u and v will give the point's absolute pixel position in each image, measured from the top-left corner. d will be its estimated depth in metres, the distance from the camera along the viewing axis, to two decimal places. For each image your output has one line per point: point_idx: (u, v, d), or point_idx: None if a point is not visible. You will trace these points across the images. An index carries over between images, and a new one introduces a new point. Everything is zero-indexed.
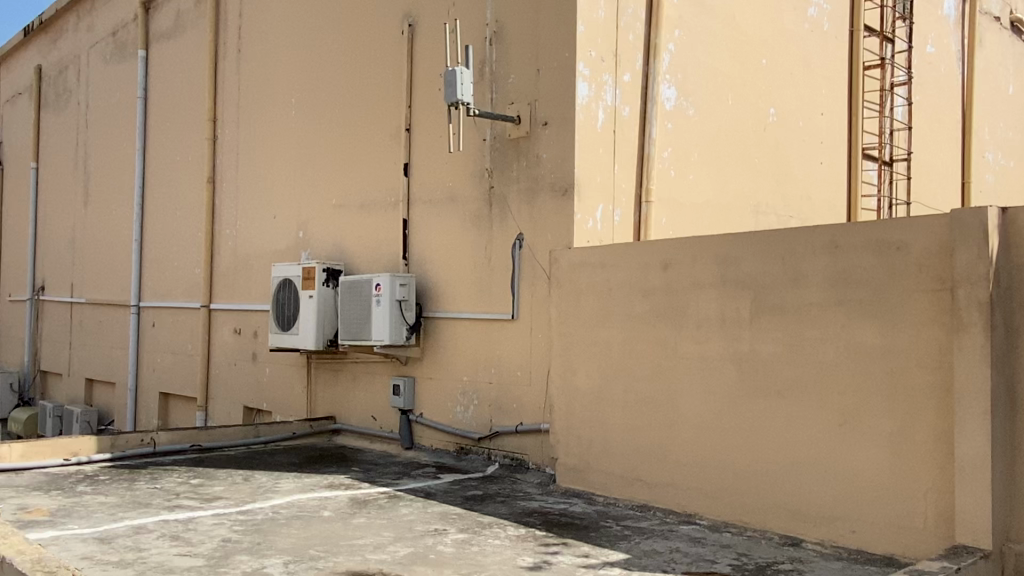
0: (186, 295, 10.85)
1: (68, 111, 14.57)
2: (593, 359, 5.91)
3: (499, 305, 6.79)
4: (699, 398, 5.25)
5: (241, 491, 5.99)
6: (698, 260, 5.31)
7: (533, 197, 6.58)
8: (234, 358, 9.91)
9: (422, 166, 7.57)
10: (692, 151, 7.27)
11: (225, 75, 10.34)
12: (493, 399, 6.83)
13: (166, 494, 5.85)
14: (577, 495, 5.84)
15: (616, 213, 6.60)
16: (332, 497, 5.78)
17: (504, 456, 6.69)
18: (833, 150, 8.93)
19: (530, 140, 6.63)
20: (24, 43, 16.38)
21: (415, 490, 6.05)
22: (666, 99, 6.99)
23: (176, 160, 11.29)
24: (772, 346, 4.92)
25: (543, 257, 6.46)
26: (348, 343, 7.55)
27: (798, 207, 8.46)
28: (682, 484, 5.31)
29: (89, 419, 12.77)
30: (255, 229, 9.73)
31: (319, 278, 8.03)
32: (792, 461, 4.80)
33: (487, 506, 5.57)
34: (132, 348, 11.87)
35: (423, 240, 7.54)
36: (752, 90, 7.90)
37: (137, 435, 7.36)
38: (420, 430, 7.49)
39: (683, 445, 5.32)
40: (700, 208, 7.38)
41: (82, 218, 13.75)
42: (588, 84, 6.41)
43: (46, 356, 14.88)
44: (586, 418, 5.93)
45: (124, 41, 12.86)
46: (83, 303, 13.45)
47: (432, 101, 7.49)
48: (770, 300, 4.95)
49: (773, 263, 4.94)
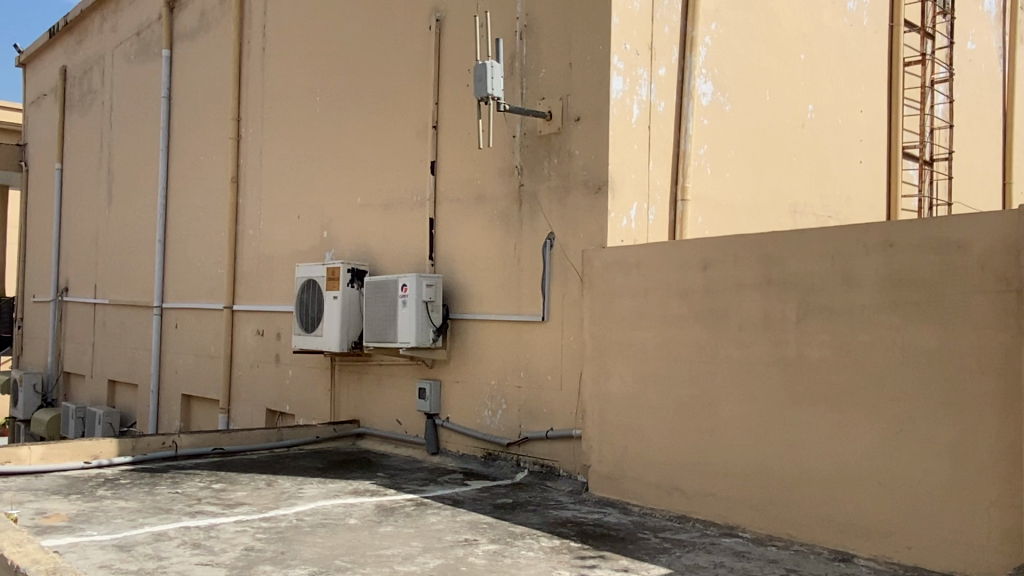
0: (209, 296, 10.74)
1: (92, 111, 14.55)
2: (628, 363, 5.69)
3: (529, 307, 6.58)
4: (741, 405, 5.02)
5: (264, 497, 5.81)
6: (740, 260, 5.08)
7: (564, 195, 6.37)
8: (258, 359, 9.77)
9: (450, 165, 7.38)
10: (729, 148, 7.03)
11: (249, 73, 10.21)
12: (522, 403, 6.62)
13: (187, 499, 5.68)
14: (611, 505, 5.62)
15: (651, 212, 6.38)
16: (357, 504, 5.59)
17: (534, 463, 6.47)
18: (872, 148, 8.65)
19: (561, 136, 6.42)
20: (50, 44, 16.42)
21: (443, 497, 5.85)
22: (703, 94, 6.76)
23: (199, 160, 11.19)
24: (820, 350, 4.68)
25: (575, 256, 6.24)
26: (373, 345, 7.37)
27: (837, 206, 8.19)
28: (723, 494, 5.08)
29: (111, 420, 12.70)
30: (279, 229, 9.59)
31: (343, 279, 7.86)
32: (842, 472, 4.56)
33: (519, 515, 5.35)
34: (155, 349, 11.78)
35: (450, 240, 7.35)
36: (790, 86, 7.65)
37: (158, 438, 7.20)
38: (446, 435, 7.30)
39: (724, 454, 5.09)
40: (737, 207, 7.13)
41: (105, 218, 13.71)
42: (622, 78, 6.19)
43: (69, 357, 14.85)
44: (620, 425, 5.70)
45: (148, 40, 12.80)
46: (106, 304, 13.41)
47: (460, 97, 7.30)
48: (818, 302, 4.71)
49: (822, 263, 4.70)
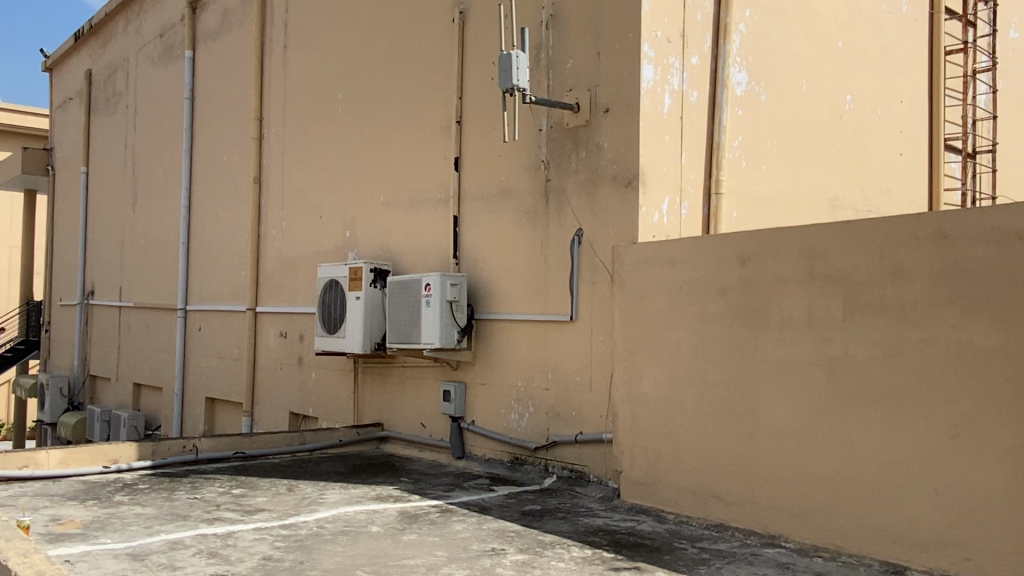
0: (232, 298, 10.63)
1: (117, 113, 14.53)
2: (662, 363, 5.43)
3: (557, 306, 6.35)
4: (784, 407, 4.75)
5: (285, 502, 5.62)
6: (782, 254, 4.81)
7: (593, 189, 6.13)
8: (281, 362, 9.62)
9: (474, 160, 7.17)
10: (764, 139, 6.76)
11: (271, 72, 10.08)
12: (550, 406, 6.38)
13: (206, 505, 5.51)
14: (645, 512, 5.37)
15: (683, 206, 6.12)
16: (380, 511, 5.38)
17: (563, 468, 6.23)
18: (912, 140, 8.32)
19: (589, 128, 6.19)
20: (75, 48, 16.48)
21: (469, 504, 5.62)
22: (737, 83, 6.50)
23: (222, 161, 11.09)
24: (868, 349, 4.40)
25: (605, 253, 6.00)
26: (397, 346, 7.17)
27: (876, 200, 7.89)
28: (764, 501, 4.81)
29: (136, 423, 12.64)
30: (301, 229, 9.44)
31: (366, 279, 7.68)
32: (894, 479, 4.28)
33: (548, 522, 5.12)
34: (179, 351, 11.69)
35: (475, 237, 7.14)
36: (828, 76, 7.36)
37: (179, 442, 7.05)
38: (471, 439, 7.08)
39: (765, 459, 4.82)
40: (774, 201, 6.86)
41: (130, 221, 13.67)
42: (653, 66, 5.94)
43: (95, 360, 14.85)
44: (654, 428, 5.45)
45: (172, 42, 12.75)
46: (131, 307, 13.37)
47: (484, 90, 7.09)
48: (866, 297, 4.43)
49: (871, 256, 4.42)
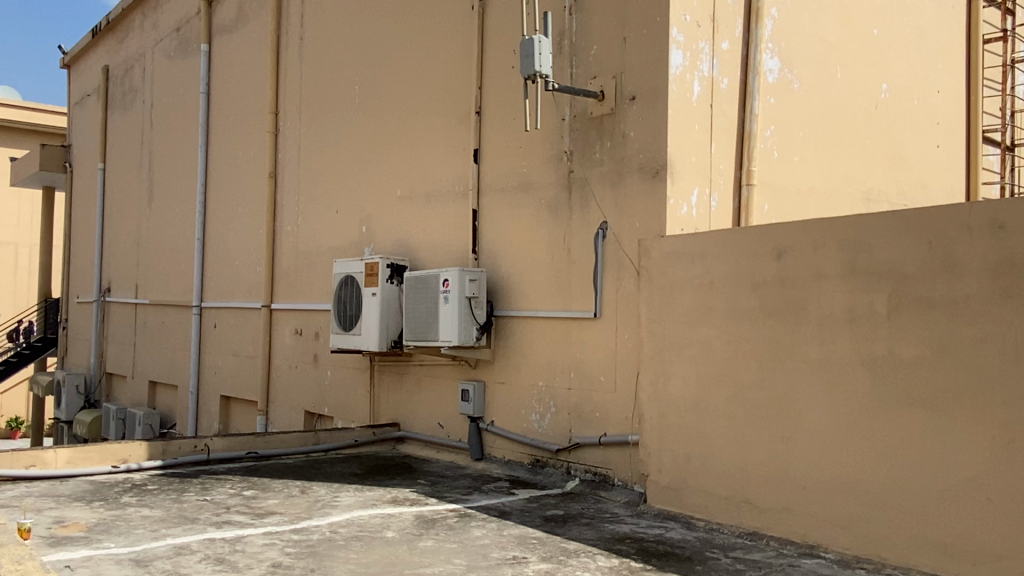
0: (247, 295, 10.46)
1: (134, 109, 14.42)
2: (691, 362, 5.17)
3: (580, 303, 6.09)
4: (823, 409, 4.48)
5: (297, 505, 5.41)
6: (821, 247, 4.54)
7: (618, 180, 5.88)
8: (296, 360, 9.43)
9: (494, 152, 6.93)
10: (797, 129, 6.49)
11: (287, 65, 9.89)
12: (572, 407, 6.13)
13: (215, 507, 5.31)
14: (673, 518, 5.11)
15: (713, 198, 5.85)
16: (396, 515, 5.15)
17: (586, 471, 5.98)
18: (949, 132, 7.99)
19: (614, 117, 5.93)
20: (93, 44, 16.39)
21: (488, 508, 5.38)
22: (769, 70, 6.23)
23: (238, 157, 10.92)
24: (916, 347, 4.12)
25: (631, 247, 5.74)
26: (414, 344, 6.94)
27: (913, 194, 7.58)
28: (801, 509, 4.55)
29: (151, 422, 12.52)
30: (317, 225, 9.25)
31: (382, 274, 7.46)
32: (943, 486, 4.00)
33: (571, 529, 4.87)
34: (194, 348, 11.54)
35: (494, 231, 6.90)
36: (863, 64, 7.07)
37: (190, 441, 6.86)
38: (490, 440, 6.84)
39: (803, 464, 4.55)
40: (808, 193, 6.58)
41: (146, 217, 13.55)
42: (682, 52, 5.68)
43: (111, 358, 14.75)
44: (682, 430, 5.19)
45: (188, 36, 12.60)
46: (147, 304, 13.25)
47: (505, 80, 6.85)
48: (913, 292, 4.15)
49: (917, 248, 4.14)
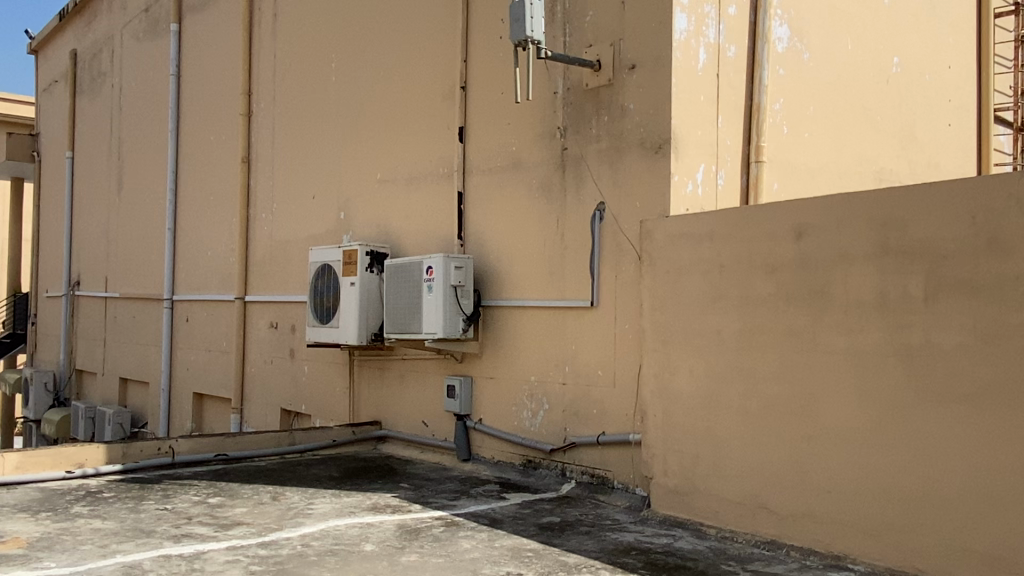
0: (220, 287, 9.92)
1: (103, 94, 13.80)
2: (699, 354, 4.72)
3: (576, 291, 5.62)
4: (850, 405, 4.04)
5: (267, 515, 4.91)
6: (847, 226, 4.09)
7: (617, 156, 5.41)
8: (272, 354, 8.91)
9: (481, 130, 6.44)
10: (807, 103, 6.06)
11: (261, 43, 9.34)
12: (567, 403, 5.66)
13: (176, 518, 4.80)
14: (680, 526, 4.66)
15: (720, 175, 5.41)
16: (376, 525, 4.66)
17: (582, 473, 5.51)
18: (961, 110, 7.58)
19: (613, 88, 5.46)
20: (60, 28, 15.73)
21: (477, 515, 4.91)
22: (778, 39, 5.79)
23: (209, 142, 10.36)
24: (956, 336, 3.68)
25: (631, 228, 5.28)
26: (395, 337, 6.45)
27: (925, 175, 7.18)
28: (827, 515, 4.10)
29: (122, 421, 11.94)
30: (292, 211, 8.71)
31: (361, 262, 6.95)
32: (990, 492, 3.56)
33: (570, 539, 4.41)
34: (166, 343, 10.98)
35: (481, 215, 6.41)
36: (874, 34, 6.63)
37: (153, 443, 6.33)
38: (478, 439, 6.36)
39: (827, 466, 4.12)
40: (817, 172, 6.16)
41: (116, 207, 12.95)
42: (686, 15, 5.22)
43: (81, 355, 14.14)
44: (690, 429, 4.74)
45: (157, 16, 11.99)
46: (117, 298, 12.66)
47: (493, 52, 6.36)
48: (954, 274, 3.70)
49: (959, 225, 3.69)
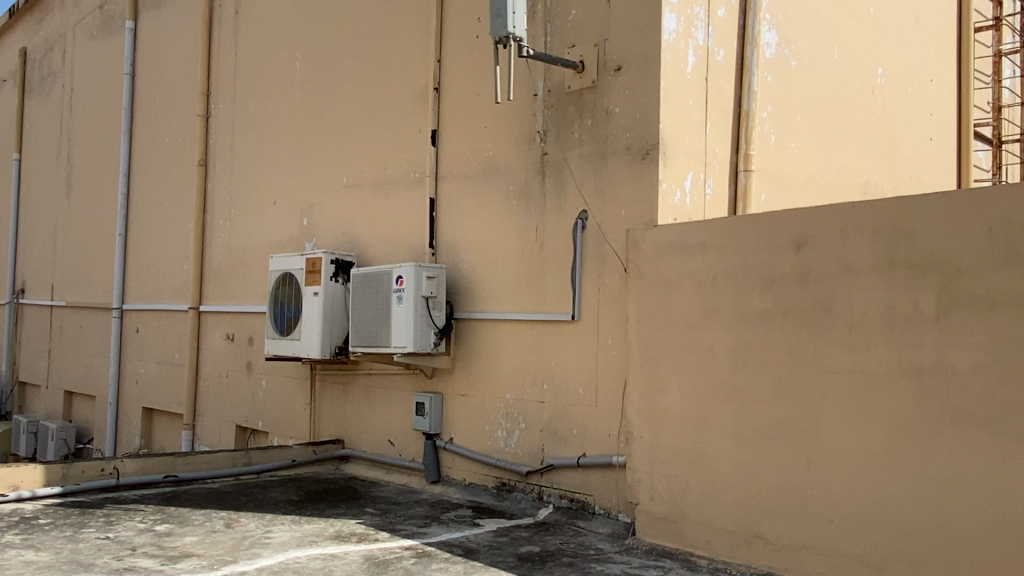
0: (174, 296, 9.43)
1: (53, 94, 13.20)
2: (689, 372, 4.43)
3: (555, 304, 5.31)
4: (855, 428, 3.77)
5: (219, 545, 4.49)
6: (852, 237, 3.84)
7: (601, 162, 5.12)
8: (227, 367, 8.45)
9: (455, 133, 6.12)
10: (795, 113, 5.86)
11: (221, 41, 8.92)
12: (546, 423, 5.34)
13: (118, 549, 4.36)
14: (670, 556, 4.35)
15: (708, 184, 5.15)
16: (340, 557, 4.27)
17: (561, 497, 5.20)
18: (943, 124, 7.47)
19: (597, 91, 5.19)
20: (10, 25, 15.09)
21: (451, 544, 4.55)
22: (767, 44, 5.58)
23: (164, 144, 9.89)
24: (972, 355, 3.44)
25: (616, 238, 4.99)
26: (361, 350, 6.07)
27: (907, 189, 7.03)
28: (829, 547, 3.83)
29: (66, 436, 11.31)
30: (251, 217, 8.29)
31: (325, 271, 6.57)
32: (1008, 523, 3.32)
33: (553, 571, 4.08)
34: (115, 354, 10.42)
35: (455, 223, 6.08)
36: (860, 44, 6.47)
37: (96, 464, 5.85)
38: (449, 460, 6.01)
39: (829, 493, 3.84)
40: (803, 183, 5.95)
41: (64, 213, 12.36)
42: (676, 16, 4.97)
43: (25, 367, 13.45)
44: (679, 453, 4.45)
45: (112, 14, 11.49)
46: (63, 307, 12.04)
47: (470, 52, 6.05)
48: (969, 288, 3.47)
49: (975, 237, 3.46)
